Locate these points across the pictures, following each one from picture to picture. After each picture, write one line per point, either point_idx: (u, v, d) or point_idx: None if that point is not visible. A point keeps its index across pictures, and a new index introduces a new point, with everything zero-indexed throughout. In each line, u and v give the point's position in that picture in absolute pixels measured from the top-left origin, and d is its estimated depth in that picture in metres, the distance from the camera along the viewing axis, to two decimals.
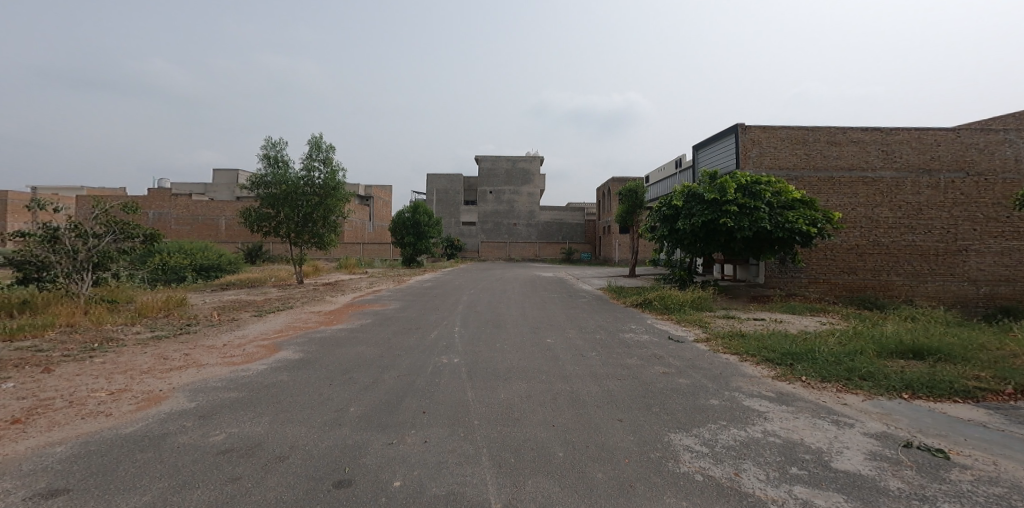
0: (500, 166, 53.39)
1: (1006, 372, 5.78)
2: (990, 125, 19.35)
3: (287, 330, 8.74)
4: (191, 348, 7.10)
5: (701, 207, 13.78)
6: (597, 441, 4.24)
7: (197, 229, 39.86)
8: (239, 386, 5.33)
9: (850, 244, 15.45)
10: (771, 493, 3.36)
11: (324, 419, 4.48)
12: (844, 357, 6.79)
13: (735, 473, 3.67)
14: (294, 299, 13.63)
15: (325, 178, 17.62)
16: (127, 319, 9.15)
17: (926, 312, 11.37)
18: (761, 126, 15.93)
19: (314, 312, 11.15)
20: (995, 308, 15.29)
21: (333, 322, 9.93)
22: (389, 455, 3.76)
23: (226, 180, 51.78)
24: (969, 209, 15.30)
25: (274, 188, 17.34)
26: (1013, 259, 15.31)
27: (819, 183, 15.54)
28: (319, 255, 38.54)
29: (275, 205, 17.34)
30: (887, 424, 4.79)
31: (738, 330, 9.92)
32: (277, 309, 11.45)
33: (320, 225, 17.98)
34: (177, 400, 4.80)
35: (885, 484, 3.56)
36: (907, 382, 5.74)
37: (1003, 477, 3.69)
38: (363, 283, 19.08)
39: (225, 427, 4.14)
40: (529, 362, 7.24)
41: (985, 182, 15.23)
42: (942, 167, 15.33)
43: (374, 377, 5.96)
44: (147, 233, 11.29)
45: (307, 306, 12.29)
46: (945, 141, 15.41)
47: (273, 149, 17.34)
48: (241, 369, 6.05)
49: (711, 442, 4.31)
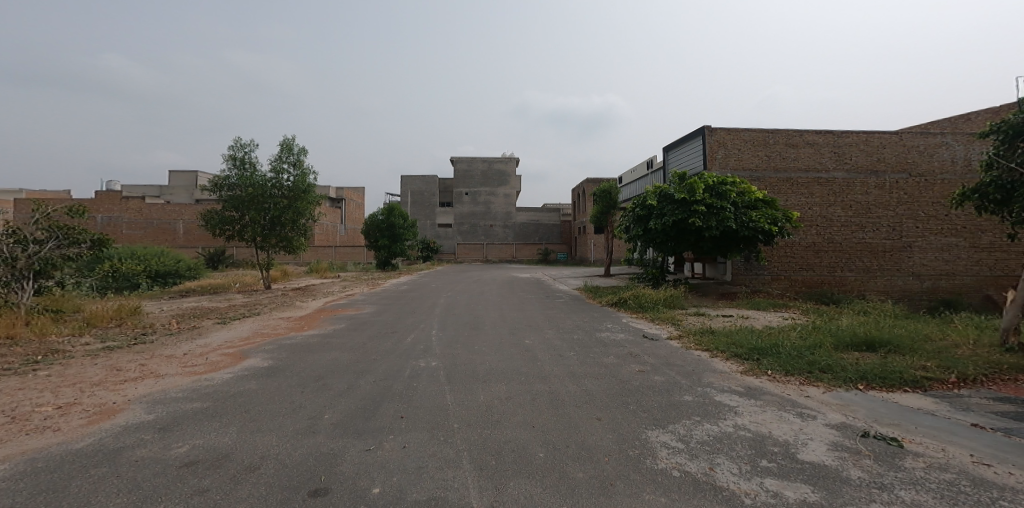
0: (476, 168, 53.47)
1: (950, 362, 6.08)
2: (931, 128, 20.40)
3: (255, 337, 8.57)
4: (148, 358, 6.90)
5: (672, 207, 14.08)
6: (576, 440, 4.31)
7: (152, 234, 38.64)
8: (202, 397, 5.20)
9: (808, 242, 15.96)
10: (744, 486, 3.48)
11: (296, 427, 4.41)
12: (805, 351, 7.05)
13: (710, 468, 3.78)
14: (261, 305, 13.37)
15: (295, 181, 17.33)
16: (74, 330, 8.81)
17: (880, 306, 11.82)
18: (726, 128, 16.33)
19: (283, 318, 10.92)
20: (938, 301, 16.04)
21: (304, 327, 9.78)
22: (366, 462, 3.74)
23: (183, 182, 50.20)
24: (912, 208, 16.01)
25: (239, 190, 16.91)
26: (957, 255, 16.06)
27: (779, 184, 16.00)
28: (288, 260, 37.73)
29: (239, 208, 16.92)
30: (846, 415, 5.01)
31: (708, 327, 10.16)
32: (242, 316, 11.18)
33: (289, 228, 17.63)
34: (135, 414, 4.65)
35: (848, 473, 3.72)
36: (862, 373, 5.99)
37: (953, 463, 3.90)
38: (336, 288, 18.73)
39: (188, 439, 4.04)
40: (508, 363, 7.28)
41: (925, 182, 16.00)
42: (887, 168, 16.05)
43: (349, 383, 5.89)
44: (95, 238, 10.85)
45: (275, 311, 12.02)
46: (890, 143, 16.13)
47: (240, 151, 16.87)
48: (205, 378, 5.91)
49: (686, 437, 4.43)
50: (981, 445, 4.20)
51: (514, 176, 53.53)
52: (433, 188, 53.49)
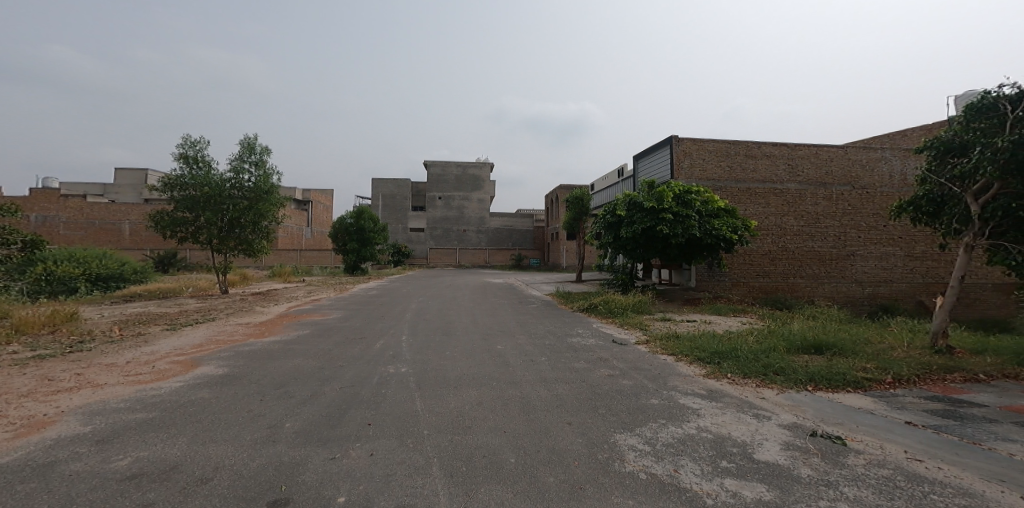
0: (450, 172, 53.40)
1: (887, 363, 6.48)
2: (873, 144, 21.64)
3: (208, 344, 8.36)
4: (85, 367, 6.67)
5: (641, 215, 14.43)
6: (546, 445, 4.41)
7: (93, 234, 37.02)
8: (148, 406, 5.07)
9: (764, 249, 16.56)
10: (706, 487, 3.64)
11: (255, 436, 4.37)
12: (761, 354, 7.35)
13: (675, 470, 3.93)
14: (216, 310, 12.99)
15: (256, 181, 17.01)
16: (2, 338, 8.38)
17: (828, 311, 12.42)
18: (692, 138, 16.85)
19: (241, 324, 10.67)
20: (878, 306, 16.95)
21: (263, 333, 9.58)
22: (330, 470, 3.75)
23: (130, 181, 48.29)
24: (855, 219, 16.85)
25: (193, 190, 16.38)
26: (898, 263, 17.03)
27: (739, 193, 16.58)
28: (248, 264, 36.74)
29: (193, 208, 16.40)
30: (797, 415, 5.28)
31: (674, 332, 10.47)
32: (195, 322, 10.86)
33: (249, 230, 17.25)
34: (69, 425, 4.51)
35: (799, 472, 3.93)
36: (811, 375, 6.31)
37: (890, 459, 4.17)
38: (300, 293, 18.38)
39: (130, 451, 3.96)
40: (479, 368, 7.35)
41: (867, 195, 16.92)
42: (834, 180, 16.87)
43: (313, 391, 5.84)
44: (27, 239, 10.49)
45: (232, 317, 11.72)
46: (835, 157, 16.97)
47: (192, 149, 16.36)
48: (151, 387, 5.77)
49: (653, 440, 4.58)
50: (914, 441, 4.49)
51: (487, 182, 53.64)
52: (405, 192, 53.11)
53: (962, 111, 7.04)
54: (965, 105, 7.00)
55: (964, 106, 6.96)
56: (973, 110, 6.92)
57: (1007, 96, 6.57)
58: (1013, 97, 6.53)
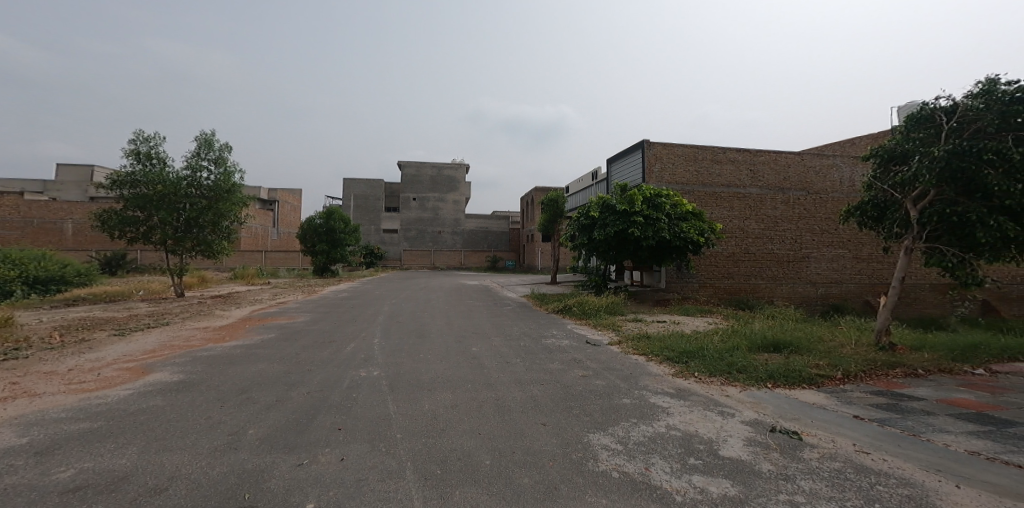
0: (425, 173, 53.09)
1: (838, 360, 6.79)
2: (829, 151, 22.65)
3: (161, 350, 8.12)
4: (24, 376, 6.40)
5: (614, 217, 14.68)
6: (521, 446, 4.49)
7: (31, 234, 35.40)
8: (93, 416, 4.92)
9: (729, 252, 17.06)
10: (676, 484, 3.77)
11: (215, 444, 4.31)
12: (725, 353, 7.60)
13: (646, 468, 4.06)
14: (170, 315, 12.58)
15: (215, 179, 16.58)
16: None
17: (786, 310, 12.92)
18: (663, 143, 17.22)
19: (198, 328, 10.40)
20: (829, 306, 17.72)
21: (222, 338, 9.35)
22: (298, 477, 3.74)
23: (74, 177, 46.16)
24: (810, 223, 17.58)
25: (145, 189, 15.80)
26: (850, 265, 17.87)
27: (705, 197, 17.03)
28: (207, 265, 35.71)
29: (146, 207, 15.82)
30: (758, 412, 5.49)
31: (645, 332, 10.71)
32: (146, 327, 10.52)
33: (209, 230, 16.83)
34: (4, 437, 4.35)
35: (760, 467, 4.11)
36: (770, 372, 6.56)
37: (841, 452, 4.39)
38: (265, 295, 18.00)
39: (74, 462, 3.85)
40: (454, 370, 7.39)
41: (820, 199, 17.68)
42: (791, 186, 17.57)
43: (279, 396, 5.77)
44: None
45: (190, 322, 11.41)
46: (793, 163, 17.67)
47: (144, 145, 15.77)
48: (97, 396, 5.59)
49: (625, 439, 4.71)
50: (862, 434, 4.74)
51: (462, 183, 53.50)
52: (378, 193, 52.51)
53: (904, 121, 7.51)
54: (907, 115, 7.48)
55: (905, 116, 7.43)
56: (914, 120, 7.39)
57: (942, 108, 7.03)
58: (948, 109, 6.99)
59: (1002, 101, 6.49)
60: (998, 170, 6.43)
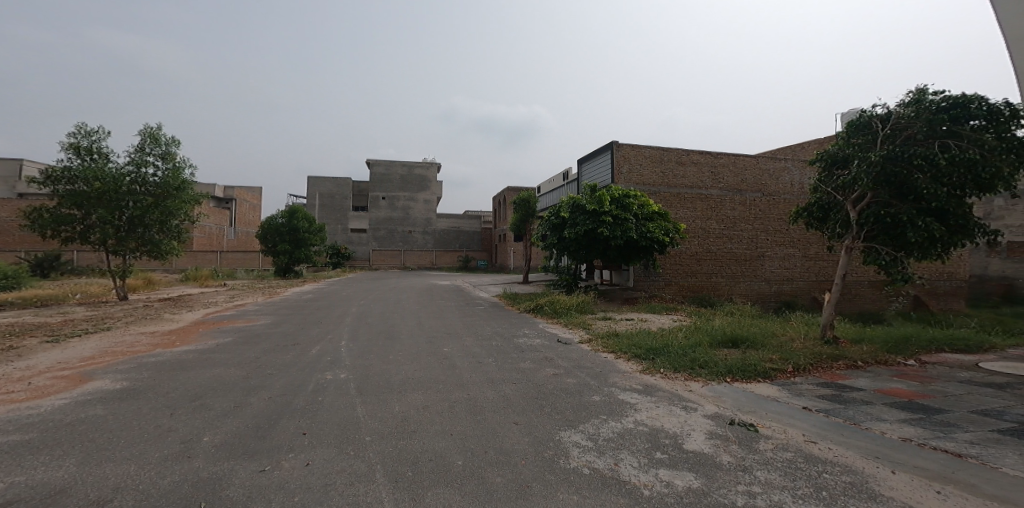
0: (395, 172, 52.48)
1: (788, 354, 7.07)
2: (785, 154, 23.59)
3: (102, 357, 7.76)
4: None
5: (584, 217, 14.88)
6: (493, 445, 4.50)
7: None
8: (25, 427, 4.67)
9: (692, 251, 17.49)
10: (643, 478, 3.85)
11: (167, 453, 4.17)
12: (689, 349, 7.80)
13: (615, 463, 4.13)
14: (113, 319, 12.00)
15: (162, 176, 15.98)
16: None
17: (744, 307, 13.36)
18: (631, 144, 17.50)
19: (145, 333, 9.99)
20: (781, 303, 18.39)
21: (171, 343, 8.99)
22: (259, 483, 3.66)
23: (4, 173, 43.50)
24: (765, 224, 18.22)
25: (82, 185, 14.99)
26: (803, 263, 18.66)
27: (670, 198, 17.39)
28: (156, 265, 34.29)
29: (83, 205, 15.01)
30: (719, 405, 5.66)
31: (614, 330, 10.89)
32: (87, 332, 10.02)
33: (154, 229, 16.18)
34: None
35: (720, 459, 4.25)
36: (728, 367, 6.76)
37: (792, 442, 4.58)
38: (220, 297, 17.41)
39: (7, 477, 3.66)
40: (423, 371, 7.35)
41: (774, 201, 18.36)
42: (748, 187, 18.18)
43: (237, 401, 5.62)
44: None
45: (136, 326, 10.94)
46: (749, 166, 18.29)
47: (84, 139, 15.01)
48: (29, 406, 5.30)
49: (595, 436, 4.78)
50: (812, 425, 4.94)
51: (433, 182, 53.10)
52: (345, 192, 51.61)
53: (845, 127, 7.88)
54: (847, 122, 7.85)
55: (846, 123, 7.80)
56: (853, 127, 7.76)
57: (878, 116, 7.44)
58: (883, 117, 7.40)
59: (930, 110, 6.94)
60: (926, 174, 6.84)
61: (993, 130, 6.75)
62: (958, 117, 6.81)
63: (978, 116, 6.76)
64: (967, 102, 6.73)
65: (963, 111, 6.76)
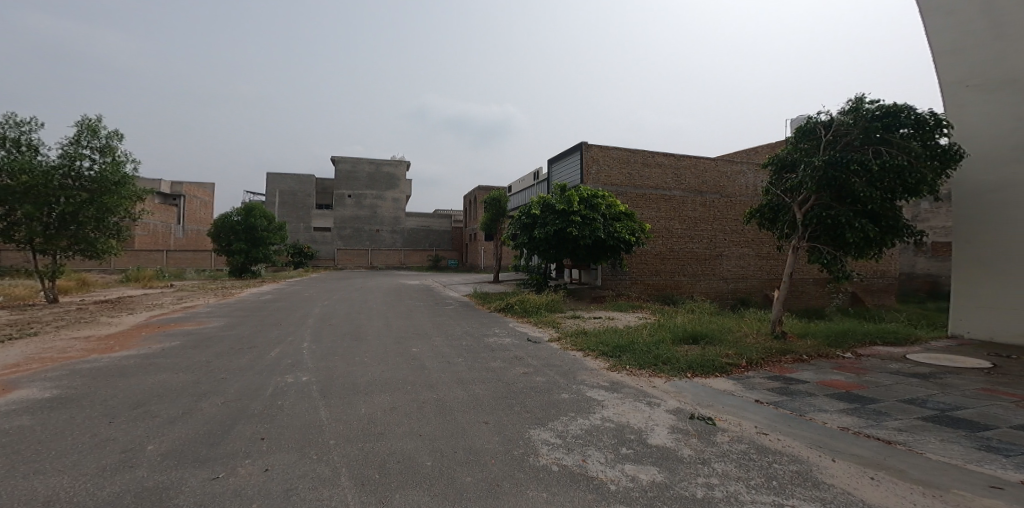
0: (362, 169, 51.57)
1: (744, 349, 7.27)
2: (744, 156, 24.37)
3: (28, 364, 7.30)
4: None
5: (553, 217, 14.97)
6: (463, 445, 4.45)
7: None
8: None
9: (657, 250, 17.84)
10: (609, 474, 3.89)
11: (108, 463, 3.95)
12: (653, 346, 7.92)
13: (583, 459, 4.16)
14: (51, 323, 11.35)
15: (99, 170, 15.17)
16: None
17: (704, 305, 13.72)
18: (600, 145, 17.70)
19: (82, 338, 9.46)
20: (737, 300, 18.98)
21: (110, 348, 8.54)
22: (212, 491, 3.51)
23: None
24: (724, 225, 18.78)
25: (7, 179, 14.07)
26: (760, 262, 19.34)
27: (635, 199, 17.70)
28: (93, 266, 32.56)
29: (8, 200, 14.07)
30: (680, 401, 5.76)
31: (582, 328, 10.99)
32: (16, 338, 9.41)
33: (88, 227, 15.27)
34: None
35: (681, 452, 4.33)
36: (689, 363, 6.90)
37: (747, 434, 4.70)
38: (166, 299, 16.69)
39: None
40: (389, 373, 7.24)
41: (731, 202, 18.92)
42: (708, 189, 18.66)
43: (188, 407, 5.39)
44: None
45: (68, 331, 10.37)
46: (709, 169, 18.77)
47: (12, 130, 14.22)
48: None
49: (564, 433, 4.80)
50: (765, 417, 5.09)
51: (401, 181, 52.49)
52: (309, 189, 50.43)
53: (793, 132, 8.15)
54: (796, 127, 8.12)
55: (794, 128, 8.08)
56: (801, 132, 8.06)
57: (822, 122, 7.73)
58: (826, 123, 7.70)
59: (866, 118, 7.29)
60: (861, 179, 7.18)
61: (920, 138, 7.15)
62: (889, 125, 7.20)
63: (907, 125, 7.14)
64: (898, 111, 7.12)
65: (894, 120, 7.17)
